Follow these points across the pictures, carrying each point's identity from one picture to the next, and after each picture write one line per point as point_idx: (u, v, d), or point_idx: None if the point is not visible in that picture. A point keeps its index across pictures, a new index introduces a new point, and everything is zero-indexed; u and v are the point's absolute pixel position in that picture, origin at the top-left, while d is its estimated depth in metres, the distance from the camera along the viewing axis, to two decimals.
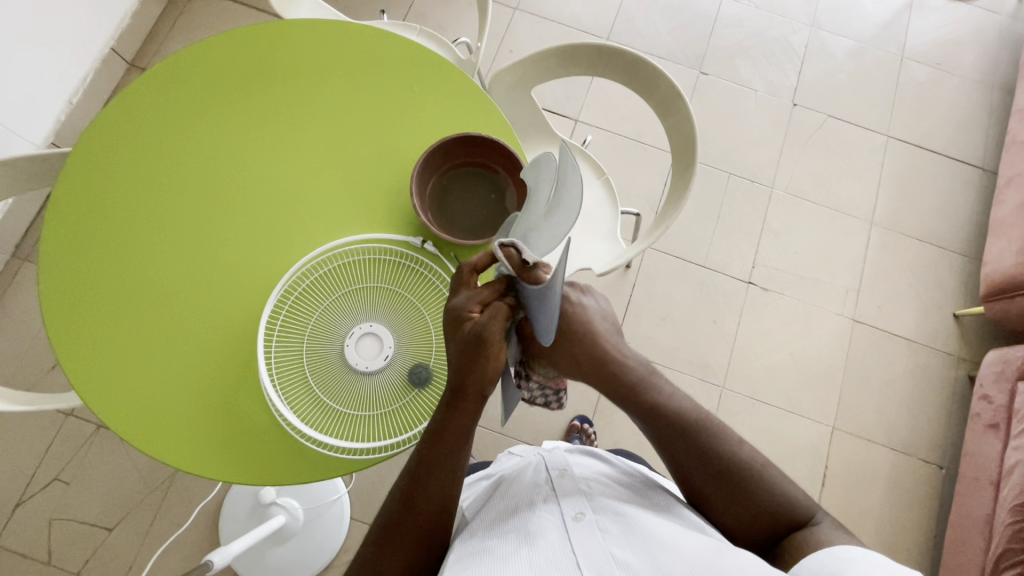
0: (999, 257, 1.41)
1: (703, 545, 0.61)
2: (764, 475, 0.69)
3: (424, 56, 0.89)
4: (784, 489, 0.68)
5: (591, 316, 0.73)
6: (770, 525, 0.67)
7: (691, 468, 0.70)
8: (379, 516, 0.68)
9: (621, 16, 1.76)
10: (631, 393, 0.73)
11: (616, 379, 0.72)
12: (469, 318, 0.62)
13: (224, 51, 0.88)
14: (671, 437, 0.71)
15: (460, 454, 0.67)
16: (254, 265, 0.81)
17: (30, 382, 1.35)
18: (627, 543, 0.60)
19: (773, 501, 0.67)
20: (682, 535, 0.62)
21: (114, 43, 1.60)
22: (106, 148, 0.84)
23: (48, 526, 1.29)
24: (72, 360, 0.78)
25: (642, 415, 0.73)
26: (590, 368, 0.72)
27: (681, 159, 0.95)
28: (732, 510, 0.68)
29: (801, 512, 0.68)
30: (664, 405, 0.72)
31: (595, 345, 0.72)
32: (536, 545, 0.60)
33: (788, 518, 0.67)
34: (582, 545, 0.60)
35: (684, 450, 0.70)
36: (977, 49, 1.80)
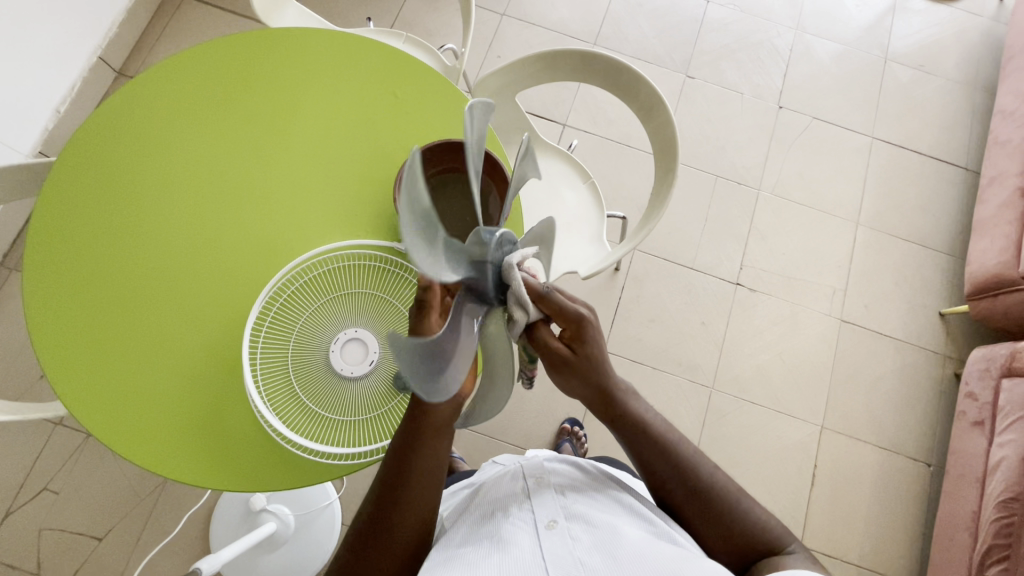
0: (983, 257, 1.42)
1: (672, 554, 0.61)
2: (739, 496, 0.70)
3: (408, 63, 0.90)
4: (757, 514, 0.69)
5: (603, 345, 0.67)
6: (738, 549, 0.68)
7: (672, 483, 0.70)
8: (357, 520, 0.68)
9: (608, 21, 1.78)
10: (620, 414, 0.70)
11: (607, 401, 0.70)
12: (426, 310, 0.60)
13: (210, 58, 0.89)
14: (656, 455, 0.70)
15: (439, 461, 0.67)
16: (239, 272, 0.82)
17: (18, 392, 1.35)
18: (597, 550, 0.61)
19: (744, 525, 0.68)
20: (650, 541, 0.63)
21: (102, 51, 1.60)
22: (92, 154, 0.85)
23: (37, 536, 1.28)
24: (56, 367, 0.78)
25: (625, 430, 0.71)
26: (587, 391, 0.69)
27: (663, 162, 0.96)
28: (706, 529, 0.69)
29: (772, 539, 0.68)
30: (647, 422, 0.71)
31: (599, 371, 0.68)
32: (507, 552, 0.61)
33: (757, 544, 0.68)
34: (551, 554, 0.61)
35: (668, 470, 0.70)
36: (960, 51, 1.83)
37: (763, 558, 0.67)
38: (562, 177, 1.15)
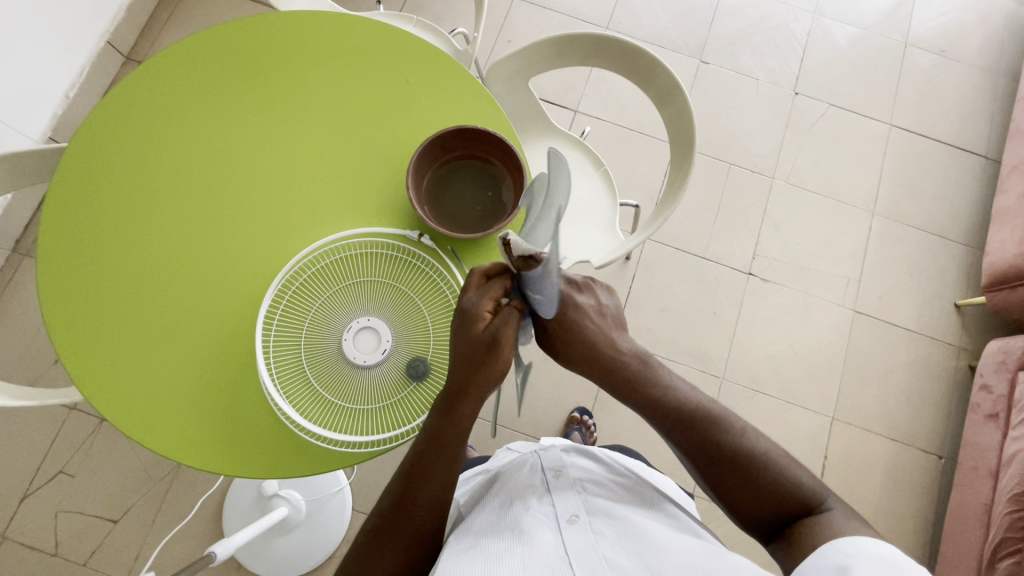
0: (1001, 247, 1.40)
1: (697, 550, 0.61)
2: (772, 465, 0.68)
3: (419, 46, 0.88)
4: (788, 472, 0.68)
5: (587, 318, 0.70)
6: (774, 507, 0.67)
7: (694, 451, 0.71)
8: (376, 512, 0.69)
9: (621, 5, 1.74)
10: (631, 387, 0.72)
11: (614, 376, 0.72)
12: (482, 318, 0.62)
13: (219, 44, 0.87)
14: (675, 427, 0.72)
15: (456, 457, 0.69)
16: (251, 258, 0.81)
17: (32, 377, 1.36)
18: (620, 546, 0.61)
19: (770, 485, 0.67)
20: (674, 537, 0.63)
21: (110, 36, 1.58)
22: (104, 142, 0.84)
23: (54, 518, 1.30)
24: (72, 356, 0.78)
25: (638, 403, 0.73)
26: (588, 365, 0.72)
27: (679, 150, 0.95)
28: (739, 495, 0.68)
29: (808, 493, 0.67)
30: (666, 395, 0.72)
31: (592, 345, 0.70)
32: (530, 543, 0.61)
33: (792, 502, 0.66)
34: (574, 547, 0.61)
35: (692, 441, 0.71)
36: (982, 36, 1.78)
37: (800, 515, 0.66)
38: (575, 165, 1.13)
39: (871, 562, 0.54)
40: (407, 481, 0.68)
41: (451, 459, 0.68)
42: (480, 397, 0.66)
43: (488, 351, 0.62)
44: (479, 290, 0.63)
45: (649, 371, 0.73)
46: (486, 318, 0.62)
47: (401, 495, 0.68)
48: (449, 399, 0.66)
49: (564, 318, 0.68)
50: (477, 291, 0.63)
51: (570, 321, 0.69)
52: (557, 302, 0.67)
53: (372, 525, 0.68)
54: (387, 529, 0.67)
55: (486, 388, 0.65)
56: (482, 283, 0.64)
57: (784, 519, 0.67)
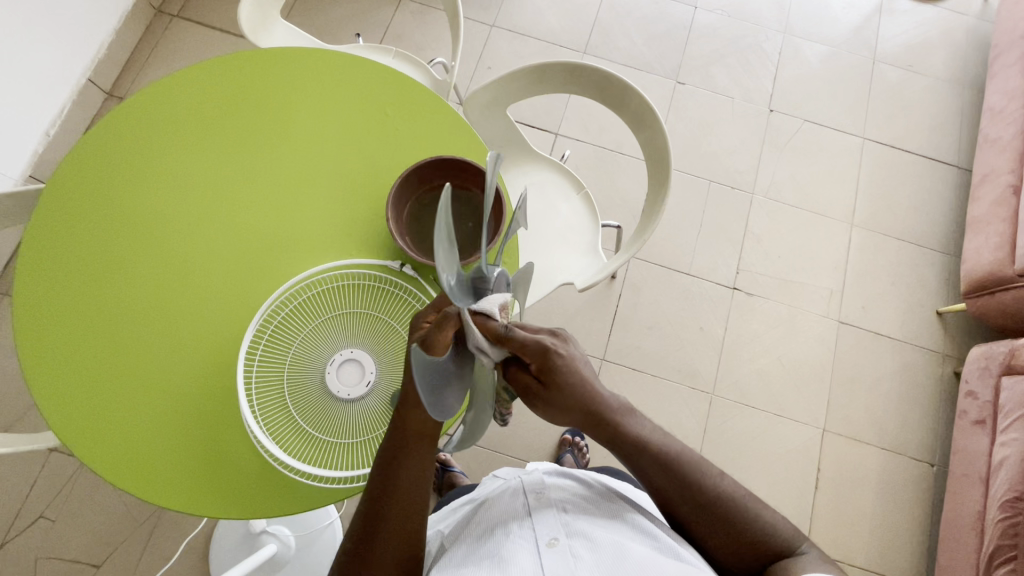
0: (978, 254, 1.42)
1: None
2: (750, 504, 0.68)
3: (396, 80, 0.90)
4: (766, 517, 0.68)
5: (579, 368, 0.66)
6: (751, 553, 0.67)
7: (675, 496, 0.68)
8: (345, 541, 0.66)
9: (597, 30, 1.79)
10: (616, 435, 0.69)
11: (600, 422, 0.68)
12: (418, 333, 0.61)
13: (194, 83, 0.88)
14: (654, 472, 0.68)
15: (423, 472, 0.66)
16: (231, 293, 0.81)
17: (13, 419, 1.33)
18: (598, 570, 0.60)
19: (752, 531, 0.67)
20: (651, 558, 0.62)
21: (91, 74, 1.59)
22: (79, 185, 0.84)
23: (34, 565, 1.26)
24: (47, 402, 0.77)
25: (622, 451, 0.70)
26: (576, 415, 0.68)
27: (656, 172, 0.96)
28: (719, 537, 0.67)
29: (783, 539, 0.68)
30: (644, 439, 0.69)
31: (583, 394, 0.66)
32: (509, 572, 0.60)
33: (768, 547, 0.67)
34: (552, 574, 0.60)
35: (671, 483, 0.68)
36: (947, 50, 1.84)
37: (774, 561, 0.67)
38: (555, 188, 1.14)
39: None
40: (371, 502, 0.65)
41: (415, 470, 0.66)
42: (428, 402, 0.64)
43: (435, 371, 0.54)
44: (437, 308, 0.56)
45: (632, 417, 0.70)
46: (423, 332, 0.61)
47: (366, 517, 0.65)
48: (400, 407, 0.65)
49: (560, 373, 0.64)
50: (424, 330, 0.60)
51: (566, 376, 0.64)
52: (550, 355, 0.63)
53: (341, 556, 0.66)
54: (360, 555, 0.64)
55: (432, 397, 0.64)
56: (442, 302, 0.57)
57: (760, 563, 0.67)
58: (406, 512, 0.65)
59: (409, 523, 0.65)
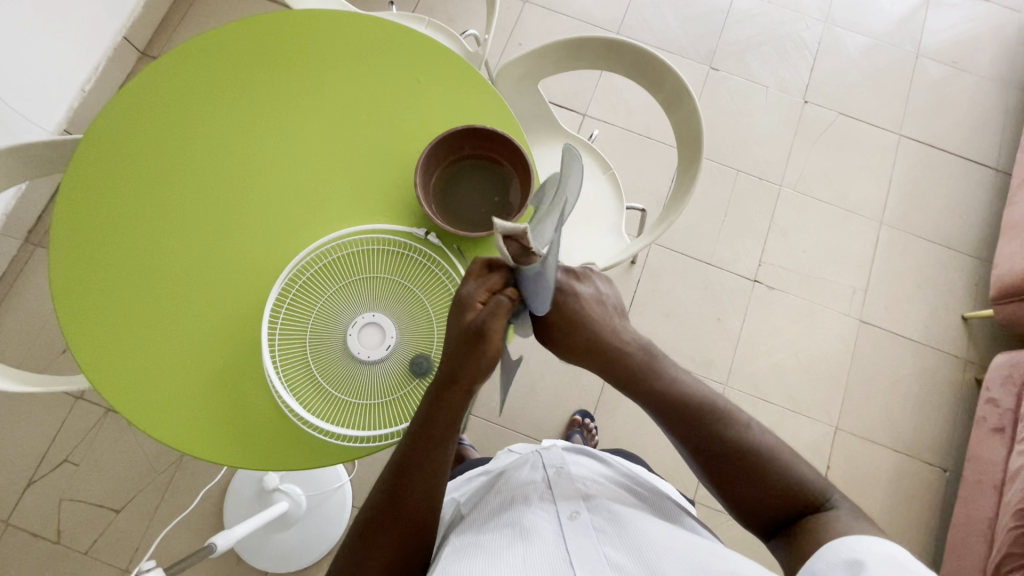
0: (1010, 260, 1.39)
1: (698, 547, 0.61)
2: (778, 453, 0.69)
3: (430, 48, 0.89)
4: (796, 469, 0.68)
5: (586, 308, 0.69)
6: (776, 504, 0.67)
7: (701, 445, 0.70)
8: (364, 508, 0.69)
9: (632, 10, 1.75)
10: (636, 380, 0.71)
11: (616, 364, 0.71)
12: (473, 308, 0.63)
13: (237, 41, 0.89)
14: (676, 419, 0.71)
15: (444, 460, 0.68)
16: (259, 251, 0.82)
17: (42, 365, 1.38)
18: (620, 543, 0.61)
19: (781, 483, 0.67)
20: (673, 536, 0.63)
21: (126, 32, 1.61)
22: (120, 137, 0.85)
23: (58, 507, 1.32)
24: (83, 347, 0.79)
25: (644, 393, 0.72)
26: (589, 354, 0.71)
27: (687, 154, 0.95)
28: (743, 487, 0.68)
29: (816, 493, 0.67)
30: (666, 389, 0.71)
31: (591, 332, 0.69)
32: (531, 539, 0.61)
33: (800, 499, 0.67)
34: (574, 542, 0.61)
35: (695, 434, 0.70)
36: (994, 48, 1.77)
37: (810, 513, 0.66)
38: (582, 167, 1.14)
39: (883, 555, 0.55)
40: (398, 472, 0.67)
41: (444, 448, 0.67)
42: (471, 388, 0.65)
43: (473, 340, 0.61)
44: (479, 280, 0.64)
45: (655, 364, 0.72)
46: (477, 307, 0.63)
47: (391, 487, 0.67)
48: (442, 389, 0.65)
49: (563, 307, 0.68)
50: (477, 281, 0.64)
51: (568, 312, 0.68)
52: (552, 287, 0.66)
53: (361, 522, 0.68)
54: (381, 518, 0.67)
55: (476, 380, 0.65)
56: (483, 274, 0.64)
57: (790, 516, 0.67)
58: (426, 489, 0.68)
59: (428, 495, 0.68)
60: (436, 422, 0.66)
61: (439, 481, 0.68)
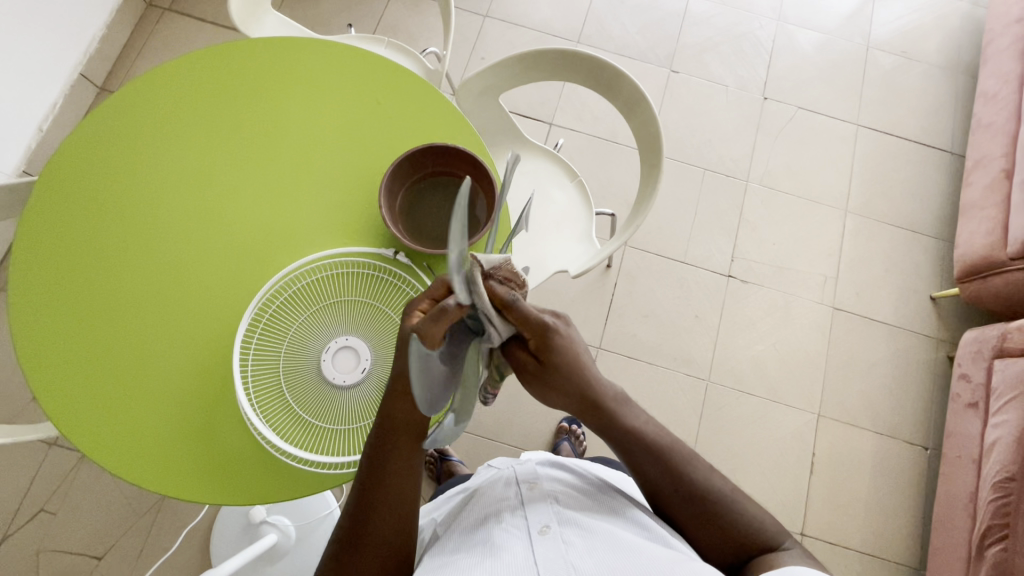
0: (971, 239, 1.43)
1: (664, 557, 0.61)
2: (737, 496, 0.70)
3: (387, 70, 0.89)
4: (754, 514, 0.69)
5: (578, 350, 0.68)
6: (733, 549, 0.68)
7: (664, 488, 0.70)
8: (335, 534, 0.68)
9: (591, 18, 1.78)
10: (610, 422, 0.72)
11: (595, 408, 0.71)
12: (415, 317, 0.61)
13: (191, 73, 0.88)
14: (646, 458, 0.71)
15: (413, 463, 0.67)
16: (225, 283, 0.81)
17: (12, 413, 1.34)
18: (589, 554, 0.61)
19: (739, 526, 0.68)
20: (642, 544, 0.63)
21: (84, 68, 1.59)
22: (74, 179, 0.84)
23: (36, 558, 1.27)
24: (48, 394, 0.77)
25: (615, 437, 0.73)
26: (573, 398, 0.71)
27: (649, 157, 0.96)
28: (699, 532, 0.69)
29: (769, 535, 0.68)
30: (639, 429, 0.72)
31: (579, 375, 0.69)
32: (499, 557, 0.61)
33: (755, 542, 0.68)
34: (543, 558, 0.60)
35: (660, 480, 0.70)
36: (940, 36, 1.84)
37: (757, 556, 0.68)
38: (549, 177, 1.15)
39: None
40: (363, 492, 0.66)
41: (405, 457, 0.66)
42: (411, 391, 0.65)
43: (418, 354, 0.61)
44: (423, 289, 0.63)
45: (628, 408, 0.73)
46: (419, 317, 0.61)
47: (358, 508, 0.66)
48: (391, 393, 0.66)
49: (557, 351, 0.66)
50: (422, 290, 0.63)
51: (560, 355, 0.66)
52: (550, 333, 0.64)
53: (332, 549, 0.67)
54: (350, 541, 0.66)
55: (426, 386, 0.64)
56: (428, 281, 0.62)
57: (744, 559, 0.68)
58: (399, 504, 0.66)
59: (396, 514, 0.66)
60: (394, 430, 0.66)
61: (410, 497, 0.67)
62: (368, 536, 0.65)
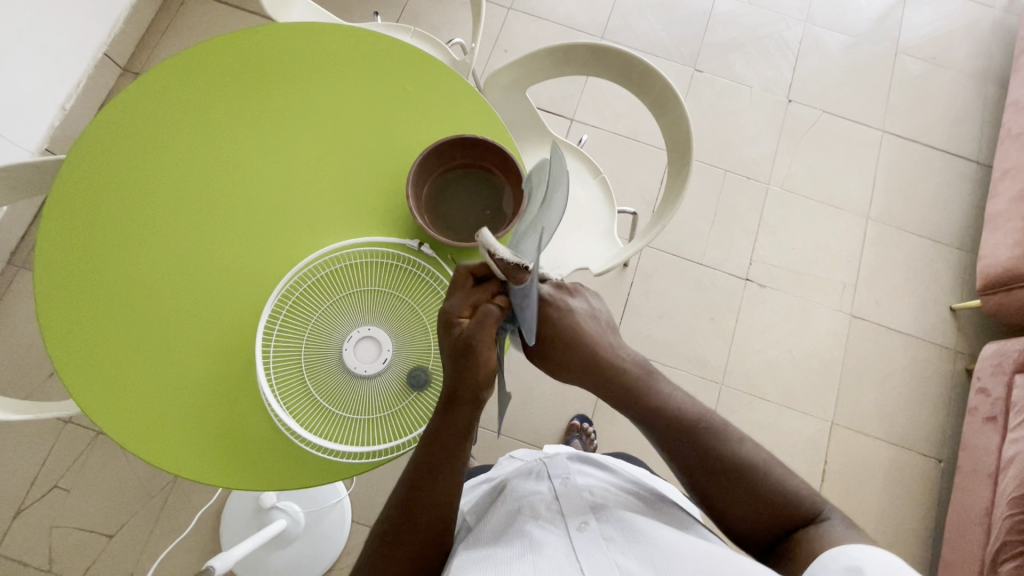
0: (996, 251, 1.41)
1: (706, 550, 0.61)
2: (771, 466, 0.69)
3: (416, 57, 0.89)
4: (789, 483, 0.68)
5: (579, 320, 0.72)
6: (772, 521, 0.67)
7: (692, 465, 0.71)
8: (378, 526, 0.68)
9: (615, 14, 1.76)
10: (630, 397, 0.73)
11: (610, 380, 0.73)
12: (458, 323, 0.63)
13: (219, 56, 0.88)
14: (671, 434, 0.72)
15: (460, 464, 0.67)
16: (250, 267, 0.81)
17: (29, 389, 1.35)
18: (630, 550, 0.60)
19: (775, 496, 0.67)
20: (681, 540, 0.62)
21: (107, 48, 1.59)
22: (100, 163, 0.83)
23: (49, 534, 1.29)
24: (74, 373, 0.77)
25: (638, 411, 0.74)
26: (583, 372, 0.73)
27: (677, 156, 0.95)
28: (738, 506, 0.68)
29: (808, 506, 0.67)
30: (665, 400, 0.73)
31: (582, 347, 0.72)
32: (541, 550, 0.61)
33: (795, 512, 0.67)
34: (585, 553, 0.60)
35: (685, 451, 0.71)
36: (971, 43, 1.81)
37: (801, 527, 0.66)
38: (573, 173, 1.14)
39: (884, 568, 0.54)
40: (412, 489, 0.67)
41: (456, 458, 0.67)
42: (476, 398, 0.66)
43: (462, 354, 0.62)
44: (463, 294, 0.64)
45: (650, 379, 0.74)
46: (463, 323, 0.63)
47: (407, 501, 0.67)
48: (449, 402, 0.66)
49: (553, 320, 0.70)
50: (462, 295, 0.64)
51: (558, 323, 0.70)
52: (542, 301, 0.70)
53: (375, 542, 0.67)
54: (394, 535, 0.66)
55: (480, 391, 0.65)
56: (467, 286, 0.64)
57: (782, 532, 0.67)
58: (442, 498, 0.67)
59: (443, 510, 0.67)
60: (448, 436, 0.66)
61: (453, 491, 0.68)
62: (411, 529, 0.66)
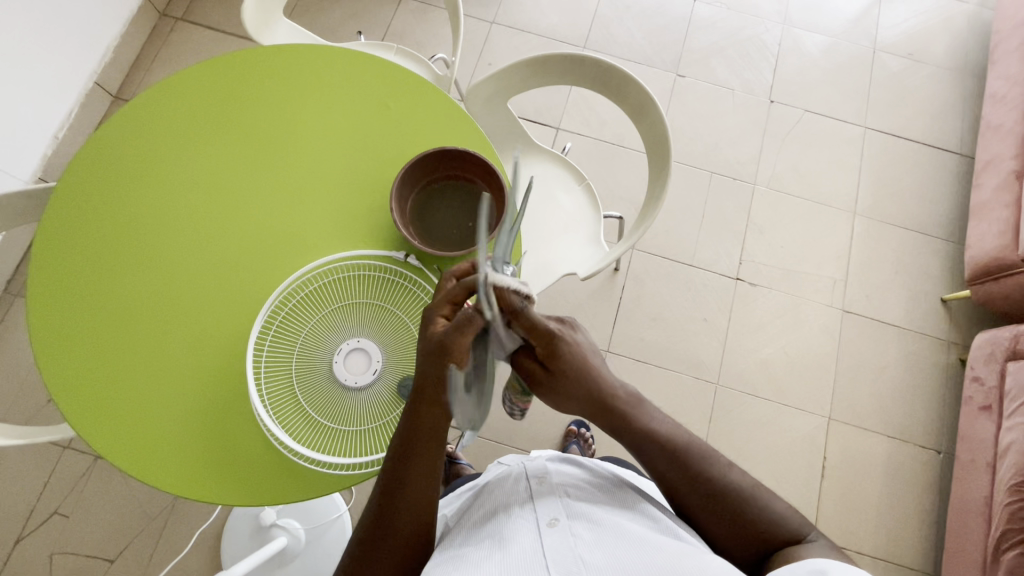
0: (982, 240, 1.42)
1: (672, 549, 0.61)
2: (757, 489, 0.70)
3: (397, 75, 0.91)
4: (774, 507, 0.69)
5: (585, 355, 0.70)
6: (756, 543, 0.68)
7: (682, 486, 0.71)
8: (354, 538, 0.68)
9: (597, 24, 1.79)
10: (623, 424, 0.73)
11: (605, 408, 0.72)
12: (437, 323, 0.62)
13: (202, 80, 0.90)
14: (662, 460, 0.72)
15: (434, 462, 0.67)
16: (239, 285, 0.82)
17: (28, 416, 1.36)
18: (597, 546, 0.61)
19: (761, 520, 0.68)
20: (651, 538, 0.62)
21: (98, 77, 1.62)
22: (91, 190, 0.85)
23: (50, 560, 1.28)
24: (70, 397, 0.78)
25: (629, 437, 0.73)
26: (584, 401, 0.71)
27: (656, 159, 0.97)
28: (721, 523, 0.69)
29: (791, 530, 0.68)
30: (653, 428, 0.73)
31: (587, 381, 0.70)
32: (508, 549, 0.61)
33: (777, 535, 0.68)
34: (551, 550, 0.60)
35: (675, 469, 0.71)
36: (948, 38, 1.84)
37: (782, 548, 0.67)
38: (557, 180, 1.15)
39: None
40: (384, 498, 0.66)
41: (427, 460, 0.66)
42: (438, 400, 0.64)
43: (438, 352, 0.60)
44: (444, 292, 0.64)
45: (640, 407, 0.73)
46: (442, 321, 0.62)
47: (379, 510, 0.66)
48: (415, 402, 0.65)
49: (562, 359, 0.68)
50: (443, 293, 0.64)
51: (569, 360, 0.69)
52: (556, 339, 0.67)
53: (350, 554, 0.67)
54: (369, 543, 0.66)
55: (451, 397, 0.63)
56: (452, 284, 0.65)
57: (765, 554, 0.68)
58: (421, 502, 0.67)
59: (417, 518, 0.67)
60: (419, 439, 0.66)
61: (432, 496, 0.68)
62: (387, 539, 0.66)
